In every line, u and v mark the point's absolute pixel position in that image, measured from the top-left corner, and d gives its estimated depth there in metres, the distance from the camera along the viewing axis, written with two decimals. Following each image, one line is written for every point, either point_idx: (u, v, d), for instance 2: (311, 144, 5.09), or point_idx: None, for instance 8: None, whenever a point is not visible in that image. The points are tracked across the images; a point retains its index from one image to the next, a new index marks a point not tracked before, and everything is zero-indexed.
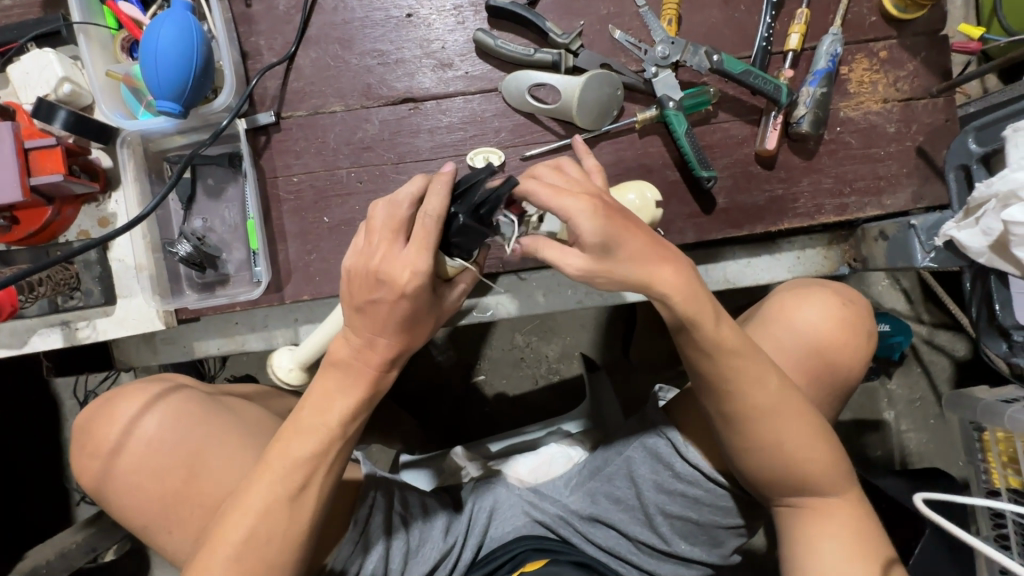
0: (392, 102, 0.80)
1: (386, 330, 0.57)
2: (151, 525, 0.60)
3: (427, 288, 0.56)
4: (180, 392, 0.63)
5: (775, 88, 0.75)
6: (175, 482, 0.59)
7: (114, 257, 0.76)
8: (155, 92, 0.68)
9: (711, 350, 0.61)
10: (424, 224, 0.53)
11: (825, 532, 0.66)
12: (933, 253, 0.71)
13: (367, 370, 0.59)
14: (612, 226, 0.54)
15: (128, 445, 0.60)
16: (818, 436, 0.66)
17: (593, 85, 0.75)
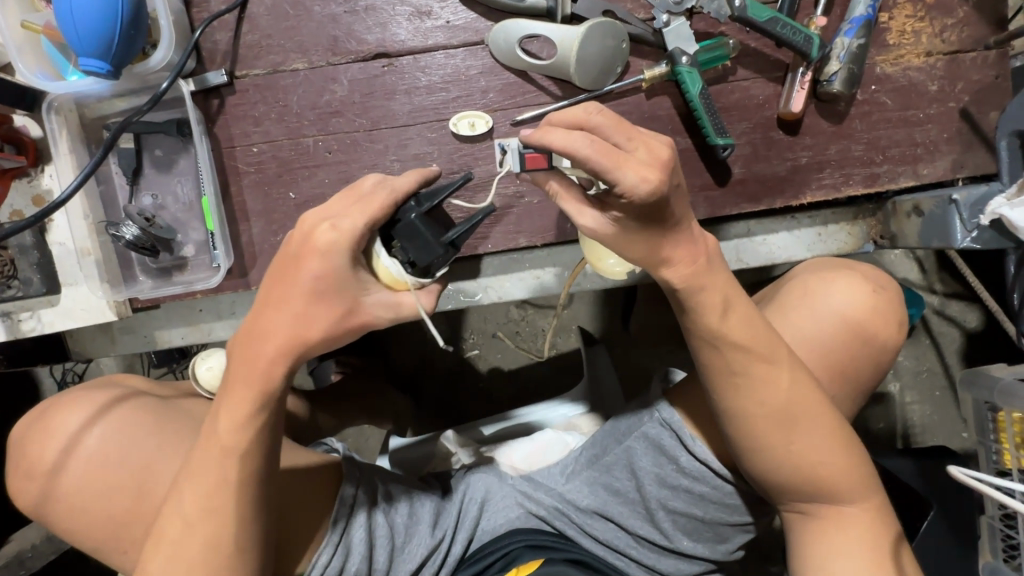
0: (362, 58, 0.69)
1: (287, 309, 0.48)
2: (101, 546, 0.55)
3: (339, 248, 0.47)
4: (127, 398, 0.57)
5: (806, 39, 0.65)
6: (122, 500, 0.53)
7: (54, 240, 0.68)
8: (75, 47, 0.57)
9: (719, 343, 0.58)
10: (376, 193, 0.48)
11: (837, 538, 0.63)
12: (976, 232, 0.63)
13: (269, 364, 0.49)
14: (663, 206, 0.49)
15: (66, 461, 0.54)
16: (835, 437, 0.62)
17: (594, 37, 0.65)
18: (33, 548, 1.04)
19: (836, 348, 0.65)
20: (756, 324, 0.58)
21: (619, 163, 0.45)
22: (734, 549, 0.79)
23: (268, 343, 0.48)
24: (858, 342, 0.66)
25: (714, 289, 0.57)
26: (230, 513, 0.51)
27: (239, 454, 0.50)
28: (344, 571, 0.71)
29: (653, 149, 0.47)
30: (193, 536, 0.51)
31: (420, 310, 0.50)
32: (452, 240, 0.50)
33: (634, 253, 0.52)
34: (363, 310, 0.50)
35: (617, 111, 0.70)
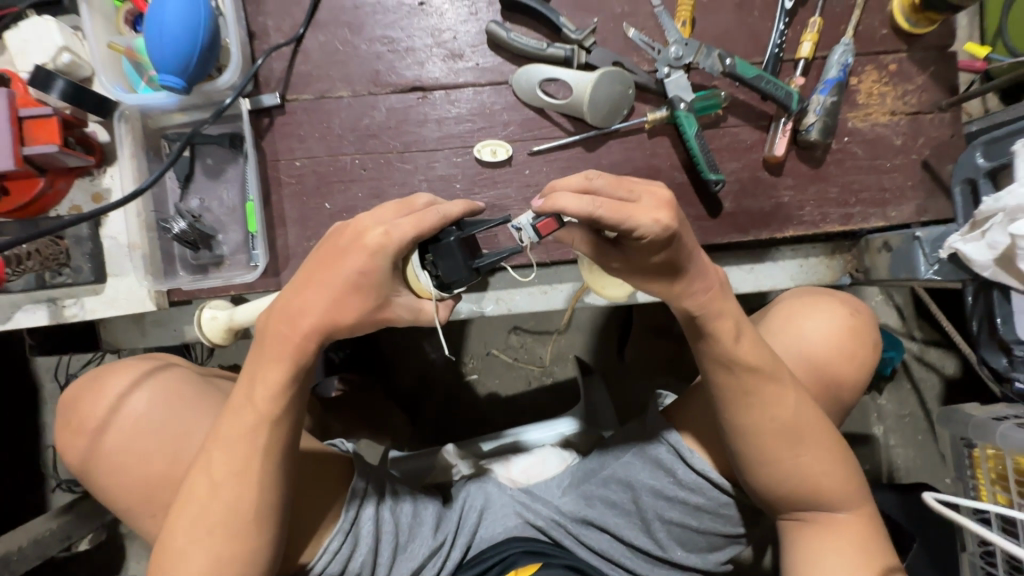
0: (400, 90, 0.79)
1: (328, 294, 0.52)
2: (133, 505, 0.59)
3: (381, 249, 0.51)
4: (168, 370, 0.64)
5: (787, 95, 0.75)
6: (159, 465, 0.59)
7: (106, 233, 0.73)
8: (158, 65, 0.65)
9: (731, 365, 0.65)
10: (427, 214, 0.52)
11: (826, 546, 0.67)
12: (937, 266, 0.72)
13: (306, 342, 0.53)
14: (678, 239, 0.55)
15: (114, 420, 0.59)
16: (831, 452, 0.68)
17: (605, 83, 0.74)
18: (21, 550, 1.07)
19: (820, 364, 0.72)
20: (762, 349, 0.65)
21: (637, 215, 0.53)
22: (722, 561, 0.83)
23: (307, 322, 0.52)
24: (840, 359, 0.72)
25: (723, 317, 0.63)
26: (257, 476, 0.55)
27: (267, 421, 0.55)
28: (351, 561, 0.74)
29: (659, 196, 0.55)
30: (218, 497, 0.54)
31: (436, 319, 0.59)
32: (478, 268, 0.57)
33: (654, 286, 0.61)
34: (391, 307, 0.55)
35: (622, 147, 0.79)
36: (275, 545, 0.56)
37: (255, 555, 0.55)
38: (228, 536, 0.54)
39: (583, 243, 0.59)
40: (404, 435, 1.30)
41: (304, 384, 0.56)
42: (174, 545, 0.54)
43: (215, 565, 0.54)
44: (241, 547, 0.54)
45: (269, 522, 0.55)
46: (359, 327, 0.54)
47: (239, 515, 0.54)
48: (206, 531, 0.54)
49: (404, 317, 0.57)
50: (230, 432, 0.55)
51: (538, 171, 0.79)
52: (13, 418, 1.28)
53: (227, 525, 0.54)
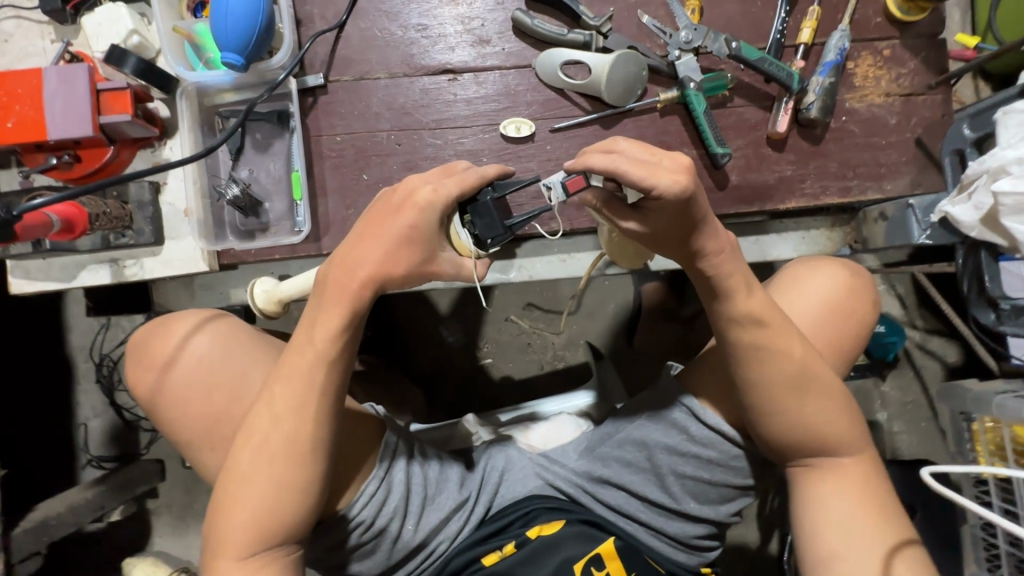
0: (432, 72, 0.86)
1: (381, 245, 0.57)
2: (196, 437, 0.66)
3: (432, 205, 0.57)
4: (226, 319, 0.70)
5: (788, 75, 0.81)
6: (221, 401, 0.65)
7: (165, 200, 0.80)
8: (221, 44, 0.73)
9: (739, 321, 0.66)
10: (467, 173, 0.60)
11: (832, 487, 0.70)
12: (930, 230, 0.79)
13: (360, 288, 0.59)
14: (694, 200, 0.58)
15: (180, 359, 0.66)
16: (837, 402, 0.70)
17: (621, 64, 0.81)
18: (57, 517, 1.14)
19: (824, 324, 0.77)
20: (771, 306, 0.67)
21: (654, 173, 0.55)
22: (733, 513, 0.87)
23: (362, 272, 0.58)
24: (843, 319, 0.77)
25: (733, 275, 0.65)
26: (313, 412, 0.61)
27: (322, 362, 0.61)
28: (383, 507, 0.79)
29: (678, 161, 0.57)
30: (278, 428, 0.61)
31: (474, 276, 0.63)
32: (512, 226, 0.63)
33: (668, 246, 0.64)
34: (436, 261, 0.61)
35: (636, 125, 0.86)
36: (326, 477, 0.62)
37: (309, 484, 0.61)
38: (286, 463, 0.60)
39: (607, 206, 0.62)
40: (423, 412, 1.35)
41: (357, 330, 0.62)
42: (240, 471, 0.61)
43: (274, 490, 0.60)
44: (297, 474, 0.61)
45: (322, 454, 0.62)
46: (408, 277, 0.59)
47: (297, 446, 0.60)
48: (267, 458, 0.60)
49: (449, 271, 0.62)
50: (288, 371, 0.61)
51: (558, 147, 0.86)
52: (51, 393, 1.35)
53: (285, 454, 0.60)
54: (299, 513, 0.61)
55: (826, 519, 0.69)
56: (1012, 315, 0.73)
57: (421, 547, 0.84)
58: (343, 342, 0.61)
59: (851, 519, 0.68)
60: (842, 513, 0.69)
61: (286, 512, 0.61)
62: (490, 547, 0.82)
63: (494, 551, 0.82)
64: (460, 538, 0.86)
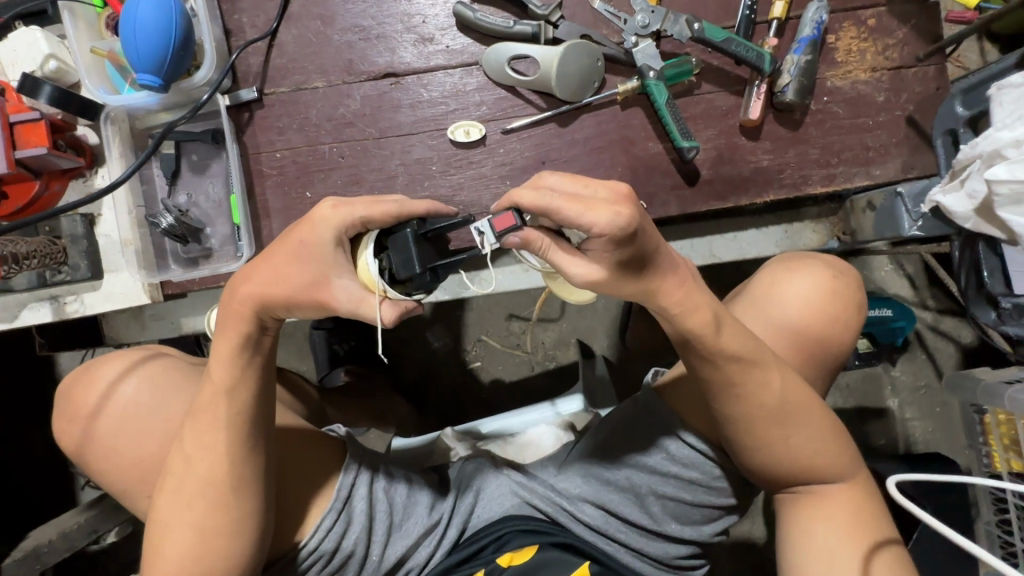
0: (374, 77, 0.80)
1: (278, 268, 0.54)
2: (129, 486, 0.64)
3: (323, 222, 0.52)
4: (156, 357, 0.68)
5: (758, 56, 0.74)
6: (149, 445, 0.63)
7: (100, 231, 0.77)
8: (135, 66, 0.68)
9: (714, 359, 0.59)
10: (384, 201, 0.54)
11: (820, 515, 0.65)
12: (921, 221, 0.72)
13: (249, 312, 0.57)
14: (642, 235, 0.49)
15: (103, 407, 0.64)
16: (823, 427, 0.64)
17: (571, 57, 0.75)
18: (51, 543, 1.08)
19: (803, 333, 0.70)
20: (745, 337, 0.60)
21: (590, 207, 0.47)
22: (718, 532, 0.83)
23: (258, 294, 0.55)
24: (824, 323, 0.71)
25: (700, 310, 0.56)
26: (232, 449, 0.59)
27: (240, 393, 0.59)
28: (345, 538, 0.75)
29: (616, 188, 0.49)
30: (203, 468, 0.59)
31: (376, 318, 0.53)
32: (435, 268, 0.55)
33: (627, 290, 0.53)
34: (330, 289, 0.54)
35: (595, 121, 0.79)
36: (259, 512, 0.60)
37: (240, 524, 0.59)
38: (215, 502, 0.59)
39: (554, 246, 0.52)
40: (409, 423, 1.31)
41: (263, 359, 0.61)
42: (165, 521, 0.59)
43: (204, 536, 0.59)
44: (228, 512, 0.59)
45: (248, 491, 0.59)
46: (294, 301, 0.54)
47: (221, 488, 0.59)
48: (189, 503, 0.59)
49: (343, 302, 0.54)
50: (206, 409, 0.59)
51: (512, 150, 0.79)
52: None
53: (213, 492, 0.59)
54: (234, 557, 0.59)
55: (812, 551, 0.63)
56: (1014, 314, 0.67)
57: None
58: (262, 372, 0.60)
59: (838, 554, 0.62)
60: (826, 542, 0.63)
61: (221, 554, 0.58)
62: None
63: None
64: (432, 564, 0.82)
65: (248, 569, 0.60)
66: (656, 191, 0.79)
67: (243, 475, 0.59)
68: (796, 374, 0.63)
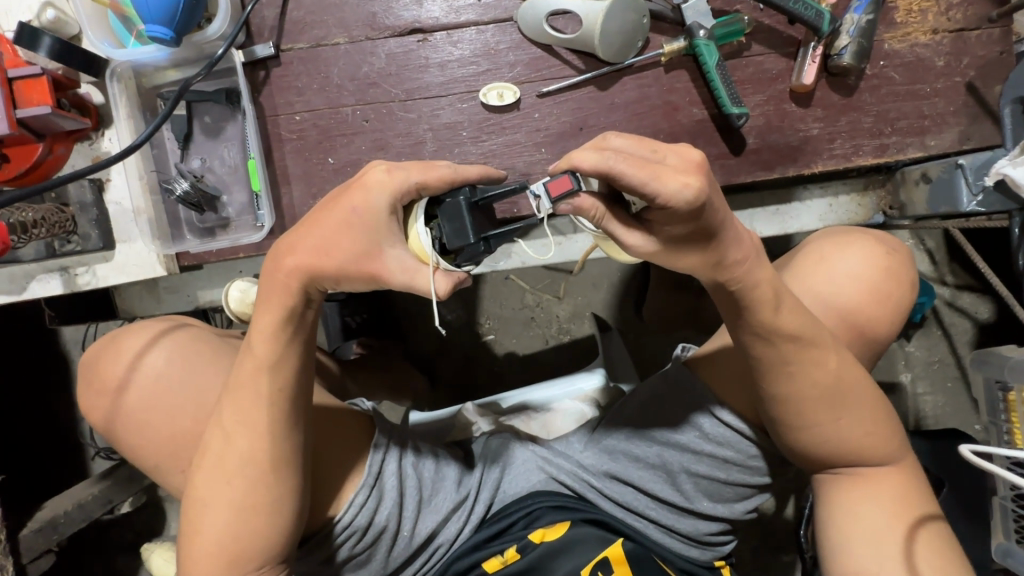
0: (399, 33, 0.74)
1: (323, 236, 0.51)
2: (159, 462, 0.61)
3: (381, 187, 0.50)
4: (181, 329, 0.65)
5: (817, 14, 0.69)
6: (180, 419, 0.60)
7: (111, 199, 0.72)
8: (143, 16, 0.62)
9: (770, 337, 0.57)
10: (440, 167, 0.52)
11: (867, 499, 0.64)
12: (981, 196, 0.68)
13: (295, 285, 0.54)
14: (709, 210, 0.46)
15: (132, 379, 0.61)
16: (872, 409, 0.63)
17: (617, 12, 0.69)
18: (66, 514, 1.06)
19: (851, 313, 0.67)
20: (800, 316, 0.57)
21: (659, 175, 0.44)
22: (749, 510, 0.82)
23: (301, 267, 0.52)
24: (876, 302, 0.68)
25: (759, 286, 0.54)
26: (271, 424, 0.57)
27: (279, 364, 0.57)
28: (377, 513, 0.73)
29: (686, 156, 0.46)
30: (240, 443, 0.57)
31: (432, 291, 0.50)
32: (488, 238, 0.51)
33: (687, 261, 0.50)
34: (381, 260, 0.51)
35: (637, 84, 0.74)
36: (299, 488, 0.59)
37: (280, 503, 0.57)
38: (253, 476, 0.57)
39: (609, 216, 0.48)
40: (424, 395, 1.30)
41: (306, 334, 0.58)
42: (203, 498, 0.57)
43: (243, 515, 0.57)
44: (268, 487, 0.57)
45: (288, 466, 0.58)
46: (343, 273, 0.52)
47: (261, 463, 0.57)
48: (227, 481, 0.57)
49: (395, 272, 0.51)
50: (242, 382, 0.57)
51: (547, 114, 0.75)
52: None
53: (251, 468, 0.57)
54: (272, 538, 0.58)
55: (856, 535, 0.63)
56: None
57: (421, 550, 0.80)
58: (296, 345, 0.57)
59: (883, 537, 0.62)
60: (871, 525, 0.63)
61: (261, 531, 0.57)
62: (491, 552, 0.77)
63: (496, 555, 0.77)
64: (461, 539, 0.81)
65: (286, 549, 0.59)
66: None
67: (282, 451, 0.57)
68: (851, 355, 0.62)
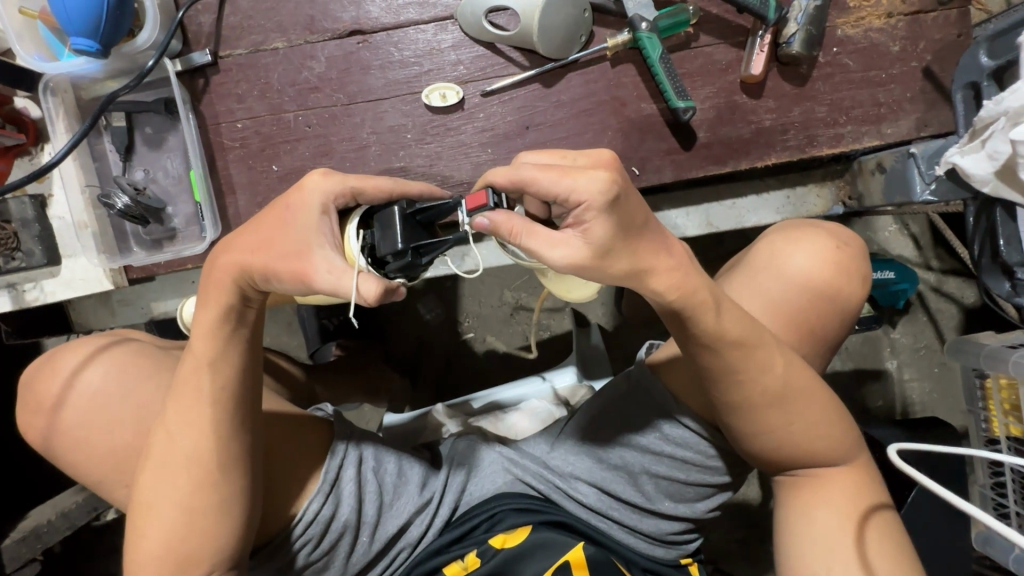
0: (338, 35, 0.73)
1: (258, 240, 0.51)
2: (102, 478, 0.61)
3: (316, 187, 0.50)
4: (121, 345, 0.65)
5: (763, 2, 0.66)
6: (120, 436, 0.60)
7: (54, 214, 0.72)
8: (67, 29, 0.61)
9: (714, 346, 0.55)
10: (384, 181, 0.54)
11: (819, 501, 0.63)
12: (935, 185, 0.66)
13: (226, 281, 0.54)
14: (628, 205, 0.45)
15: (68, 398, 0.61)
16: (821, 410, 0.62)
17: (556, 8, 0.68)
18: (49, 524, 1.07)
19: (804, 306, 0.66)
20: (739, 322, 0.56)
21: (569, 172, 0.44)
22: (712, 508, 0.81)
23: (238, 274, 0.53)
24: (831, 294, 0.67)
25: (700, 290, 0.52)
26: (213, 430, 0.57)
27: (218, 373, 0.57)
28: (334, 521, 0.73)
29: (598, 157, 0.47)
30: (181, 455, 0.57)
31: (353, 289, 0.45)
32: (416, 247, 0.50)
33: (618, 266, 0.47)
34: (308, 261, 0.48)
35: (583, 80, 0.73)
36: (248, 492, 0.58)
37: (229, 505, 0.57)
38: (196, 483, 0.57)
39: (529, 230, 0.45)
40: (402, 397, 1.29)
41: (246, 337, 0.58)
42: (148, 506, 0.57)
43: (189, 524, 0.57)
44: (216, 490, 0.57)
45: (236, 467, 0.57)
46: (272, 269, 0.50)
47: (207, 467, 0.57)
48: (173, 489, 0.57)
49: (321, 274, 0.47)
50: (182, 394, 0.57)
51: (493, 114, 0.73)
52: None
53: (194, 476, 0.57)
54: (219, 546, 0.57)
55: (809, 539, 0.62)
56: None
57: (382, 555, 0.79)
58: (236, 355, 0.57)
59: (834, 539, 0.61)
60: (823, 525, 0.62)
61: (210, 534, 0.57)
62: (453, 556, 0.77)
63: (457, 560, 0.77)
64: (424, 543, 0.81)
65: (239, 551, 0.58)
66: (649, 157, 0.73)
67: (224, 461, 0.57)
68: (798, 359, 0.61)
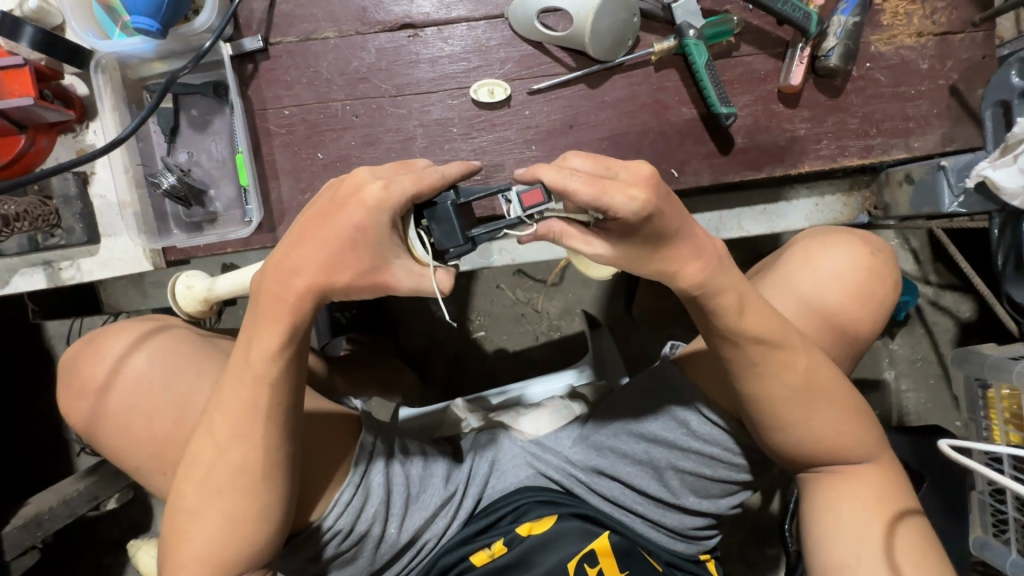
0: (389, 28, 0.74)
1: (323, 250, 0.49)
2: (144, 463, 0.61)
3: (379, 207, 0.48)
4: (165, 330, 0.65)
5: (805, 16, 0.69)
6: (163, 421, 0.60)
7: (95, 192, 0.72)
8: (129, 7, 0.61)
9: (736, 339, 0.58)
10: (427, 172, 0.50)
11: (846, 495, 0.65)
12: (963, 197, 0.70)
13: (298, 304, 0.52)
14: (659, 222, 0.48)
15: (113, 380, 0.61)
16: (847, 408, 0.64)
17: (607, 10, 0.70)
18: (51, 510, 1.02)
19: (842, 307, 0.69)
20: (770, 320, 0.59)
21: (604, 189, 0.46)
22: (733, 505, 0.83)
23: (302, 280, 0.51)
24: (861, 298, 0.69)
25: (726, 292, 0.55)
26: (257, 413, 0.56)
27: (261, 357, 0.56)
28: (363, 512, 0.73)
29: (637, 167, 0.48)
30: (224, 437, 0.56)
31: (436, 290, 0.52)
32: (475, 237, 0.53)
33: (644, 267, 0.52)
34: (389, 271, 0.51)
35: (626, 83, 0.75)
36: (292, 474, 0.58)
37: (275, 486, 0.57)
38: (239, 466, 0.56)
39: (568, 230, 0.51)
40: (414, 392, 1.30)
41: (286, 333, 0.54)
42: (190, 488, 0.57)
43: (233, 506, 0.56)
44: (259, 473, 0.56)
45: (280, 450, 0.57)
46: (354, 288, 0.51)
47: (248, 451, 0.56)
48: (215, 472, 0.56)
49: (402, 281, 0.51)
50: (228, 377, 0.57)
51: (537, 112, 0.75)
52: None
53: (237, 459, 0.56)
54: (268, 525, 0.57)
55: (835, 532, 0.64)
56: None
57: (408, 547, 0.80)
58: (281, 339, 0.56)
59: (861, 533, 0.63)
60: (850, 519, 0.64)
61: (256, 515, 0.57)
62: (480, 546, 0.78)
63: (483, 549, 0.78)
64: (448, 535, 0.81)
65: (282, 532, 0.59)
66: (688, 160, 0.75)
67: (267, 444, 0.56)
68: (819, 354, 0.63)
